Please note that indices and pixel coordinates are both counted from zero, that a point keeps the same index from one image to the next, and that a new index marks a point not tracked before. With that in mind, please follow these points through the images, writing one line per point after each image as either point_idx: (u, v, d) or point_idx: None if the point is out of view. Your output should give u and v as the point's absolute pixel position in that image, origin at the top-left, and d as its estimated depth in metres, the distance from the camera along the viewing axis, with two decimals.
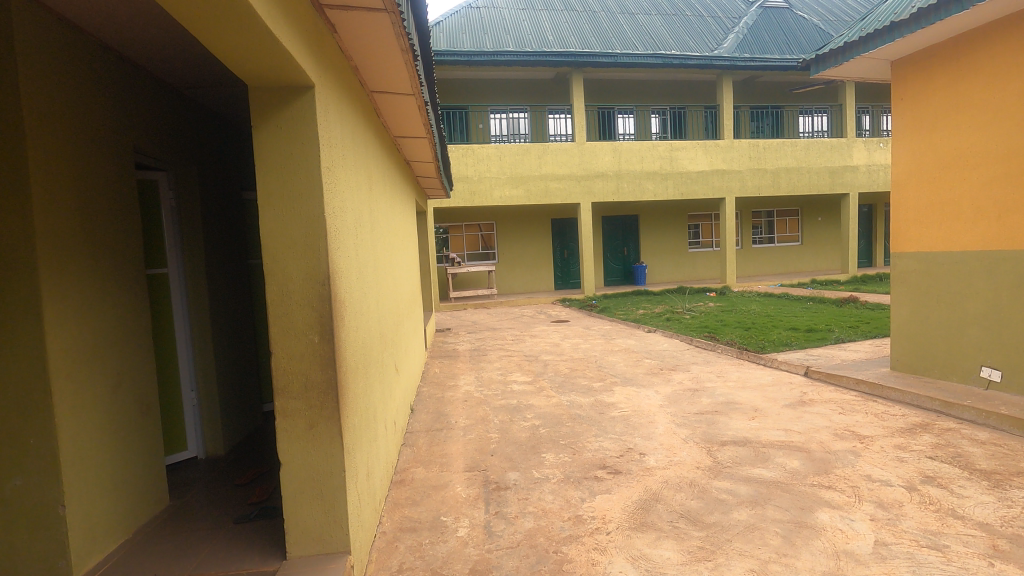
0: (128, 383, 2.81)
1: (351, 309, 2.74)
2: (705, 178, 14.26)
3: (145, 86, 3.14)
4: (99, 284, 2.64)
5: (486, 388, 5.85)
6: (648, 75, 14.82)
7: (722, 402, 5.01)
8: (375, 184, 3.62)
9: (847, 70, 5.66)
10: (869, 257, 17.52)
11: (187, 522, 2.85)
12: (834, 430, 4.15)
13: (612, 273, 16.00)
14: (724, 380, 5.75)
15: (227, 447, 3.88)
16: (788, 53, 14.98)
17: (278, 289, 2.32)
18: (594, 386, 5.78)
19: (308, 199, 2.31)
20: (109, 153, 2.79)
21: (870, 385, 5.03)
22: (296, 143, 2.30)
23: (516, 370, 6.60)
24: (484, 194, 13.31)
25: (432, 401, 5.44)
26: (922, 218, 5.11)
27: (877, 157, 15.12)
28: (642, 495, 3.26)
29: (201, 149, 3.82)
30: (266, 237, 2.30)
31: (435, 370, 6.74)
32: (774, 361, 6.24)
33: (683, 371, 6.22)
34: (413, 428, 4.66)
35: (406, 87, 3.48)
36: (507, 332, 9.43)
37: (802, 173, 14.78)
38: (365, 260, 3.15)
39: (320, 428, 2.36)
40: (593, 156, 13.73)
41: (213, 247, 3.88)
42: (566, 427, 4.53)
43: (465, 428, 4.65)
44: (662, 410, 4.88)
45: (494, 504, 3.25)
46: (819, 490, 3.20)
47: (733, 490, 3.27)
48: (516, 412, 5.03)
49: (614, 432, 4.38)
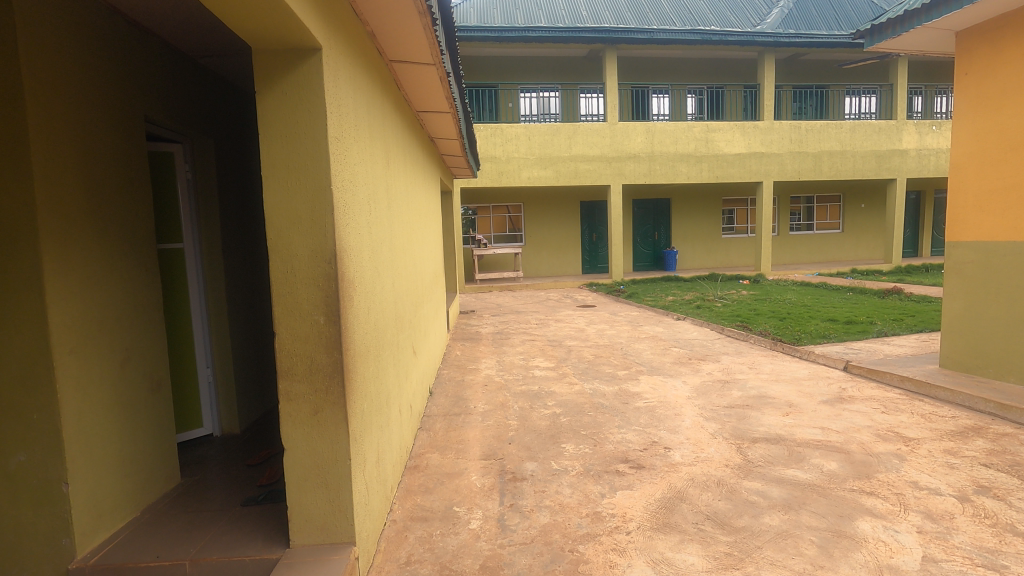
0: (137, 359, 2.75)
1: (363, 287, 2.60)
2: (742, 161, 13.71)
3: (157, 54, 3.04)
4: (105, 258, 2.56)
5: (507, 373, 5.73)
6: (684, 53, 14.24)
7: (754, 396, 4.76)
8: (392, 158, 3.48)
9: (905, 43, 5.20)
10: (915, 247, 16.64)
11: (197, 502, 2.81)
12: (876, 430, 3.86)
13: (641, 258, 15.60)
14: (756, 372, 5.48)
15: (243, 426, 3.84)
16: (837, 28, 14.20)
17: (283, 266, 2.19)
18: (618, 374, 5.58)
19: (315, 173, 2.16)
20: (115, 118, 2.69)
21: (916, 384, 4.69)
22: (300, 111, 2.14)
23: (538, 355, 6.44)
24: (512, 175, 13.05)
25: (452, 385, 5.33)
26: (984, 207, 4.70)
27: (928, 140, 14.34)
28: (665, 493, 3.08)
29: (217, 121, 3.73)
30: (269, 211, 2.17)
31: (457, 353, 6.63)
32: (810, 354, 5.92)
33: (713, 361, 5.97)
34: (431, 412, 4.57)
35: (425, 56, 3.29)
36: (531, 315, 9.28)
37: (846, 157, 14.08)
38: (380, 240, 3.04)
39: (325, 415, 2.25)
40: (625, 137, 13.34)
41: (228, 222, 3.80)
42: (588, 417, 4.37)
43: (484, 414, 4.53)
44: (689, 402, 4.66)
45: (509, 496, 3.12)
46: (859, 496, 2.98)
47: (764, 492, 3.06)
48: (537, 399, 4.88)
49: (638, 423, 4.19)
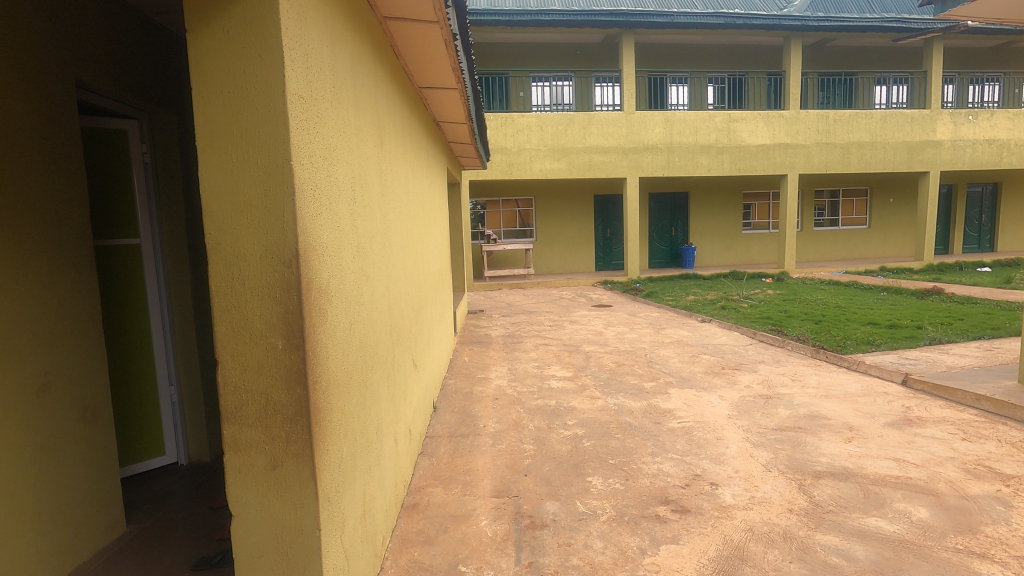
0: (63, 384, 2.20)
1: (342, 295, 2.01)
2: (766, 152, 13.00)
3: (100, 8, 2.49)
4: (15, 257, 2.01)
5: (520, 384, 5.13)
6: (705, 39, 13.50)
7: (805, 416, 4.14)
8: (387, 138, 2.91)
9: (981, 9, 4.55)
10: (946, 244, 15.82)
11: (140, 564, 2.26)
12: (963, 464, 3.24)
13: (657, 255, 14.93)
14: (802, 386, 4.84)
15: (214, 452, 3.29)
16: (868, 12, 13.43)
17: (227, 271, 1.61)
18: (645, 387, 4.96)
19: (271, 145, 1.58)
20: (39, 82, 2.13)
21: (996, 404, 4.04)
22: (247, 54, 1.55)
23: (554, 363, 5.85)
24: (523, 167, 12.43)
25: (459, 398, 4.75)
26: None
27: (963, 131, 13.55)
28: (722, 550, 2.49)
29: (182, 96, 3.17)
30: (207, 196, 1.58)
31: (465, 359, 6.04)
32: (860, 364, 5.28)
33: (749, 371, 5.36)
34: (435, 432, 3.99)
35: (427, 12, 2.69)
36: (544, 316, 8.67)
37: (876, 148, 13.32)
38: (369, 236, 2.45)
39: (286, 470, 1.67)
40: (642, 127, 12.66)
41: (196, 213, 3.23)
42: (616, 441, 3.77)
43: (495, 435, 3.95)
44: (731, 423, 4.04)
45: (527, 550, 2.54)
46: (968, 560, 2.37)
47: (845, 550, 2.46)
48: (555, 417, 4.29)
49: (676, 450, 3.58)
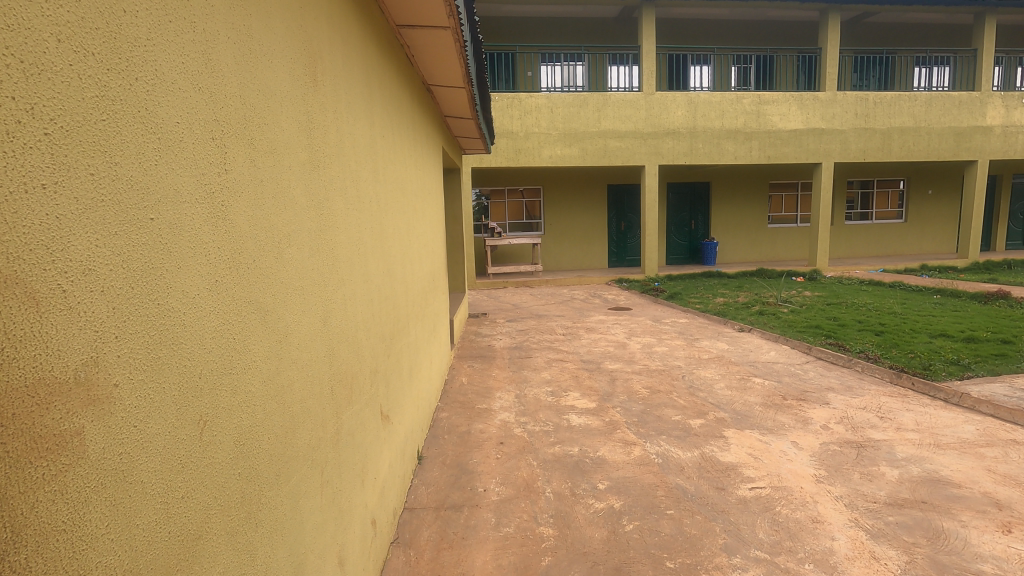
0: None
1: (170, 368, 0.92)
2: (798, 138, 11.81)
3: None
4: None
5: (532, 419, 4.03)
6: (731, 13, 12.25)
7: (926, 481, 3.02)
8: (328, 79, 1.81)
9: None
10: (988, 241, 14.59)
11: None
12: None
13: (675, 250, 13.80)
14: (898, 429, 3.73)
15: None
16: None
17: None
18: (693, 427, 3.85)
19: None
20: None
21: None
22: None
23: (572, 388, 4.74)
24: (531, 153, 11.28)
25: (452, 443, 3.64)
26: None
27: (1016, 116, 12.30)
28: None
29: None
30: None
31: (462, 381, 4.94)
32: (963, 398, 4.16)
33: (821, 405, 4.23)
34: (416, 504, 2.89)
35: None
36: (556, 322, 7.54)
37: (920, 135, 12.10)
38: (272, 235, 1.34)
39: None
40: (663, 110, 11.48)
41: None
42: (670, 523, 2.67)
43: (499, 508, 2.85)
44: (826, 493, 2.92)
45: None
46: None
47: None
48: (580, 475, 3.19)
49: (762, 546, 2.47)
